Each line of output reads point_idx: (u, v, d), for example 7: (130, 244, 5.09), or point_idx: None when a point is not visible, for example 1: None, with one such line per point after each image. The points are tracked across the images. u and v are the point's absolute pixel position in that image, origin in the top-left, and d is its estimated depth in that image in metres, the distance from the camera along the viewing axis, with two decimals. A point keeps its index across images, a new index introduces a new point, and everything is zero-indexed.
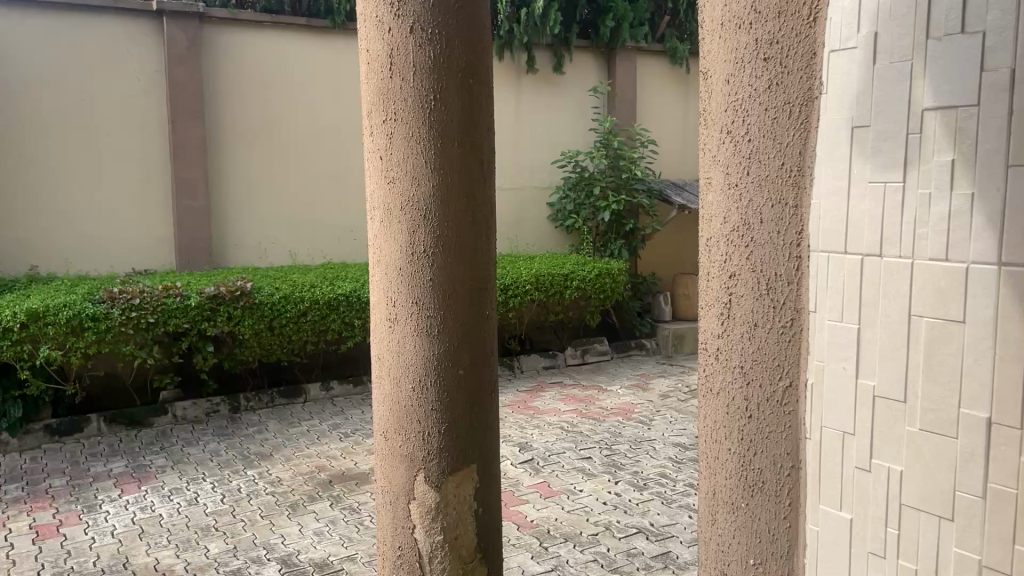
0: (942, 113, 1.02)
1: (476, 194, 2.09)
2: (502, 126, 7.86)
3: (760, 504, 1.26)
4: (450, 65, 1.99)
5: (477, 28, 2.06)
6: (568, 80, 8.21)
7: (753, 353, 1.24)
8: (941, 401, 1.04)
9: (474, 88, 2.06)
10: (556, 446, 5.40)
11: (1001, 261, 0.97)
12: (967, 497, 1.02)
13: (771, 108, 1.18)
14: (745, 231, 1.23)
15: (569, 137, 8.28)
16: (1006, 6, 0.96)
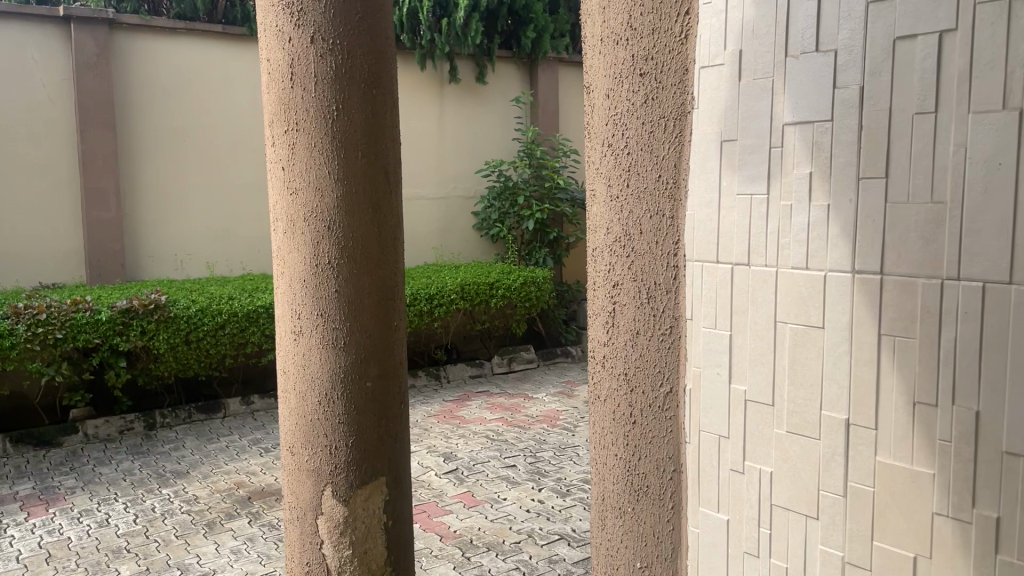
0: (801, 127, 1.06)
1: (382, 204, 2.08)
2: (425, 136, 7.83)
3: (644, 507, 1.33)
4: (352, 75, 1.97)
5: (380, 36, 2.04)
6: (491, 90, 8.23)
7: (636, 359, 1.32)
8: (805, 404, 1.08)
9: (378, 97, 2.04)
10: (481, 455, 5.40)
11: (854, 269, 1.01)
12: (830, 496, 1.06)
13: (647, 123, 1.26)
14: (626, 241, 1.31)
15: (493, 147, 8.29)
16: (854, 25, 1.00)
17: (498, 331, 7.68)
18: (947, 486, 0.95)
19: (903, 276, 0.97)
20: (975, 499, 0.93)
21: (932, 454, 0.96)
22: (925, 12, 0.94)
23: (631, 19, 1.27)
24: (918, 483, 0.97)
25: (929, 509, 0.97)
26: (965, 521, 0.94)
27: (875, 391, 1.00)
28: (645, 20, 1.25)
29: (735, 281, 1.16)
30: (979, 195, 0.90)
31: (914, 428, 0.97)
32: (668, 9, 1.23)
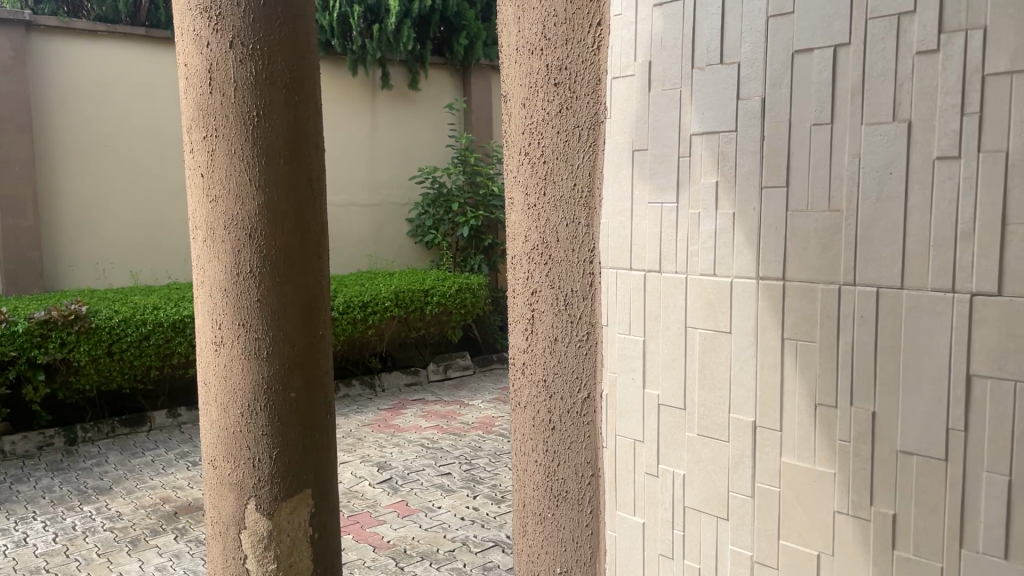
0: (707, 138, 1.08)
1: (306, 212, 2.03)
2: (357, 142, 7.75)
3: (564, 513, 1.35)
4: (273, 81, 1.91)
5: (303, 42, 2.00)
6: (424, 96, 8.18)
7: (555, 366, 1.34)
8: (714, 409, 1.11)
9: (301, 104, 1.99)
10: (415, 464, 5.36)
11: (758, 276, 1.04)
12: (739, 497, 1.09)
13: (562, 132, 1.28)
14: (544, 249, 1.33)
15: (427, 153, 8.24)
16: (755, 39, 1.02)
17: (435, 338, 7.63)
18: (847, 485, 0.98)
19: (804, 281, 1.00)
20: (873, 497, 0.95)
21: (832, 455, 0.99)
22: (820, 27, 0.96)
23: (545, 29, 1.29)
24: (820, 482, 1.00)
25: (831, 507, 0.99)
26: (864, 518, 0.97)
27: (781, 394, 1.03)
28: (558, 30, 1.27)
29: (648, 287, 1.18)
30: (873, 203, 0.93)
31: (817, 430, 1.00)
32: (581, 20, 1.24)
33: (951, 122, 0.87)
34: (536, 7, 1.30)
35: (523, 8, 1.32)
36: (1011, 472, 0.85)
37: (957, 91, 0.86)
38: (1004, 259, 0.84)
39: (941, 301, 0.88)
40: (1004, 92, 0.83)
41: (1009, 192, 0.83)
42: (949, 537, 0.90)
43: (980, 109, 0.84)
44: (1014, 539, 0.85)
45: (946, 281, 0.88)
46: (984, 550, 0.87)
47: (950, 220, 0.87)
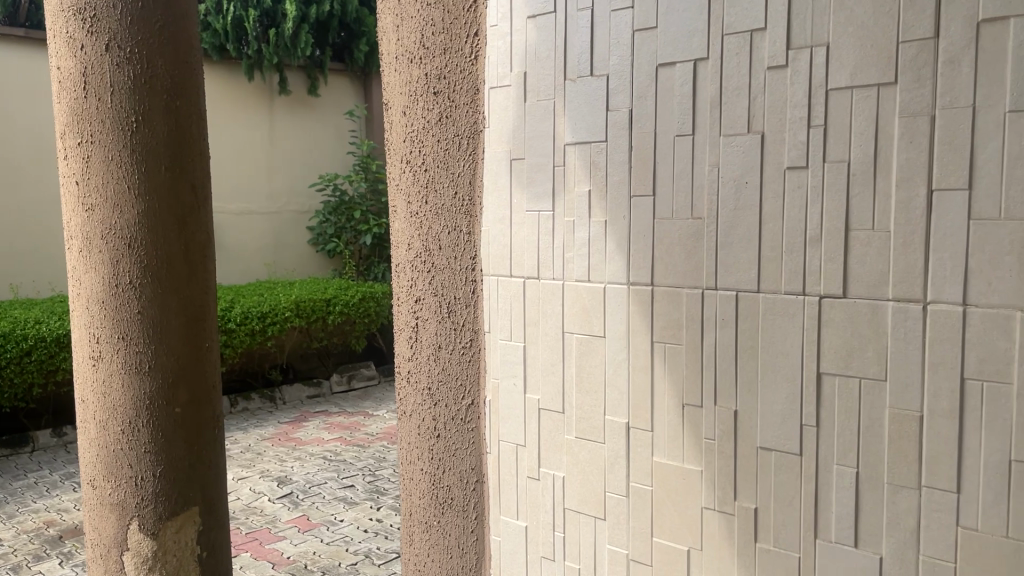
0: (581, 147, 1.11)
1: (192, 221, 1.89)
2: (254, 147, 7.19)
3: (450, 519, 1.35)
4: (153, 85, 1.79)
5: (188, 41, 1.87)
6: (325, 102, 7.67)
7: (440, 374, 1.34)
8: (591, 411, 1.14)
9: (185, 104, 1.86)
10: (317, 477, 5.21)
11: (629, 281, 1.08)
12: (614, 497, 1.12)
13: (442, 141, 1.29)
14: (427, 257, 1.33)
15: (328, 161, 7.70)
16: (623, 53, 1.06)
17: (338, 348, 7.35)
18: (712, 481, 1.02)
19: (670, 286, 1.04)
20: (736, 492, 1.00)
21: (699, 453, 1.03)
22: (680, 42, 1.00)
23: (423, 39, 1.30)
24: (689, 479, 1.04)
25: (698, 503, 1.03)
26: (729, 513, 1.01)
27: (650, 397, 1.07)
28: (436, 40, 1.28)
29: (528, 294, 1.20)
30: (731, 211, 0.97)
31: (685, 429, 1.04)
32: (458, 30, 1.25)
33: (798, 134, 0.91)
34: (415, 16, 1.30)
35: (401, 17, 1.32)
36: (858, 463, 0.89)
37: (803, 105, 0.91)
38: (847, 264, 0.88)
39: (794, 304, 0.93)
40: (845, 105, 0.88)
41: (851, 200, 0.88)
42: (806, 530, 0.94)
43: (825, 122, 0.89)
44: (861, 529, 0.90)
45: (798, 285, 0.92)
46: (836, 539, 0.92)
47: (800, 226, 0.92)
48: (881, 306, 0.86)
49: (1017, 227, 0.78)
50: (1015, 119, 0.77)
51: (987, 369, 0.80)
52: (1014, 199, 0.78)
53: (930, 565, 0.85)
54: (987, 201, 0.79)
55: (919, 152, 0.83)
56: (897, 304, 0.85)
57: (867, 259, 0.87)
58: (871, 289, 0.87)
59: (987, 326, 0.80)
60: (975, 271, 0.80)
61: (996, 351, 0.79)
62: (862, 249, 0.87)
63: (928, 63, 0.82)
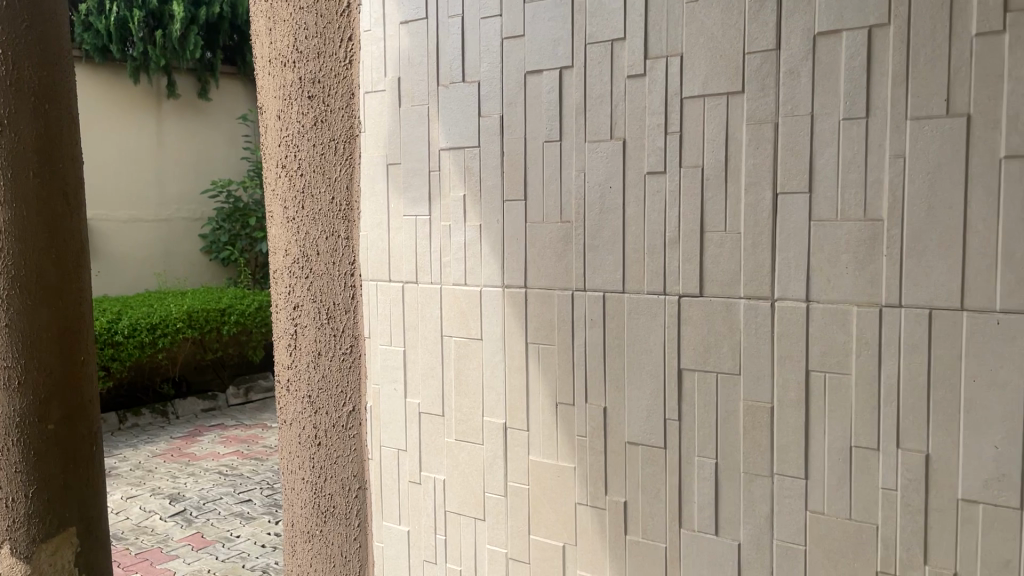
0: (454, 151, 1.12)
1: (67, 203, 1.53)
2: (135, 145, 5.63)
3: (333, 528, 1.33)
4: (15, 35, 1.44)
5: (54, 23, 1.51)
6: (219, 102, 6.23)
7: (319, 381, 1.32)
8: (470, 412, 1.15)
9: (57, 96, 1.51)
10: (212, 493, 4.26)
11: (503, 283, 1.10)
12: (493, 497, 1.13)
13: (318, 145, 1.28)
14: (304, 263, 1.31)
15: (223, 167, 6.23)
16: (493, 60, 1.08)
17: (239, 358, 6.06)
18: (585, 477, 1.04)
19: (543, 288, 1.06)
20: (607, 487, 1.03)
21: (572, 449, 1.05)
22: (547, 50, 1.03)
23: (296, 42, 1.28)
24: (563, 476, 1.06)
25: (573, 498, 1.06)
26: (601, 507, 1.03)
27: (527, 397, 1.09)
28: (311, 43, 1.27)
29: (406, 299, 1.20)
30: (597, 214, 1.01)
31: (557, 426, 1.06)
32: (333, 34, 1.25)
33: (657, 140, 0.95)
34: (288, 19, 1.29)
35: (274, 20, 1.31)
36: (717, 455, 0.94)
37: (660, 113, 0.95)
38: (704, 263, 0.93)
39: (656, 303, 0.97)
40: (698, 114, 0.92)
41: (706, 205, 0.92)
42: (672, 521, 0.98)
43: (680, 129, 0.93)
44: (721, 517, 0.94)
45: (659, 285, 0.96)
46: (700, 528, 0.96)
47: (660, 229, 0.96)
48: (736, 304, 0.91)
49: (853, 227, 0.83)
50: (849, 126, 0.82)
51: (829, 361, 0.85)
52: (848, 202, 0.83)
53: (783, 548, 0.90)
54: (825, 204, 0.84)
55: (765, 158, 0.88)
56: (748, 302, 0.90)
57: (721, 258, 0.92)
58: (724, 288, 0.92)
59: (828, 321, 0.85)
60: (817, 269, 0.85)
61: (836, 344, 0.84)
62: (716, 250, 0.92)
63: (771, 74, 0.87)
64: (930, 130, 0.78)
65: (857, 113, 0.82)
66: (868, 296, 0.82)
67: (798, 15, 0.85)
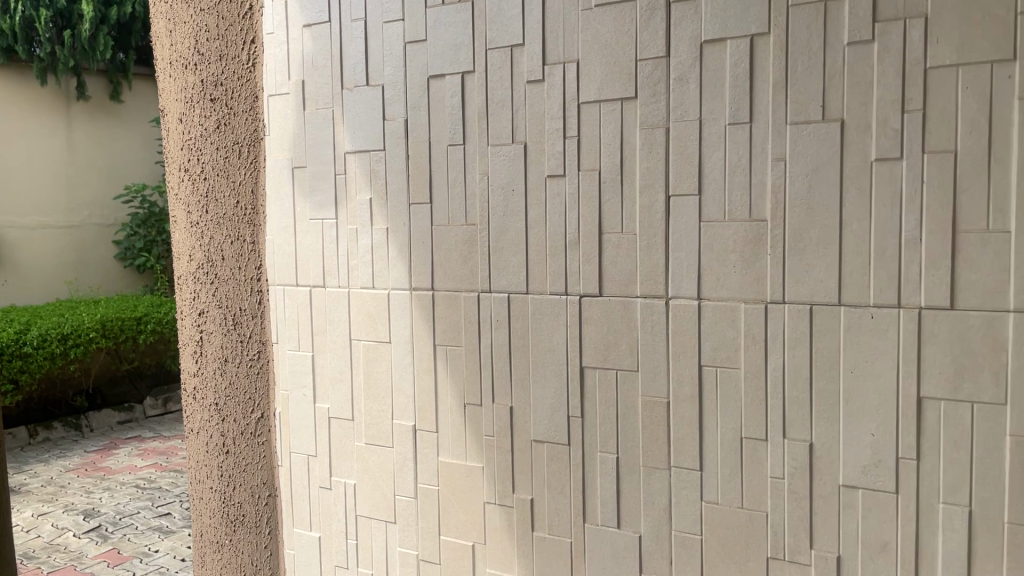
0: (359, 154, 1.13)
1: None
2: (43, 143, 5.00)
3: (243, 537, 1.31)
4: None
5: None
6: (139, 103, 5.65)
7: (226, 388, 1.30)
8: (379, 416, 1.15)
9: None
10: (129, 507, 3.90)
11: (411, 286, 1.10)
12: (404, 499, 1.13)
13: (221, 148, 1.26)
14: (209, 268, 1.29)
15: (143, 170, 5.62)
16: (397, 64, 1.08)
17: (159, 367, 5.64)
18: (493, 477, 1.06)
19: (449, 290, 1.07)
20: (515, 485, 1.04)
21: (480, 448, 1.07)
22: (449, 55, 1.04)
23: (198, 44, 1.26)
24: (471, 476, 1.07)
25: (481, 498, 1.07)
26: (508, 505, 1.05)
27: (435, 399, 1.09)
28: (211, 45, 1.25)
29: (313, 303, 1.19)
30: (500, 217, 1.02)
31: (466, 427, 1.07)
32: (234, 36, 1.23)
33: (556, 144, 0.97)
34: (188, 21, 1.27)
35: (174, 22, 1.29)
36: (618, 450, 0.96)
37: (559, 117, 0.97)
38: (602, 264, 0.96)
39: (558, 304, 0.99)
40: (594, 119, 0.95)
41: (603, 207, 0.95)
42: (577, 516, 1.00)
43: (578, 133, 0.96)
44: (623, 511, 0.97)
45: (560, 286, 0.99)
46: (603, 522, 0.98)
47: (560, 231, 0.98)
48: (633, 303, 0.94)
49: (739, 227, 0.86)
50: (734, 130, 0.86)
51: (720, 356, 0.88)
52: (735, 203, 0.87)
53: (682, 538, 0.93)
54: (714, 205, 0.88)
55: (657, 162, 0.91)
56: (644, 301, 0.93)
57: (619, 259, 0.94)
58: (623, 288, 0.94)
59: (718, 318, 0.88)
60: (707, 268, 0.89)
61: (726, 340, 0.88)
62: (614, 250, 0.94)
63: (662, 79, 0.90)
64: (808, 134, 0.82)
65: (741, 118, 0.85)
66: (755, 294, 0.86)
67: (686, 23, 0.88)
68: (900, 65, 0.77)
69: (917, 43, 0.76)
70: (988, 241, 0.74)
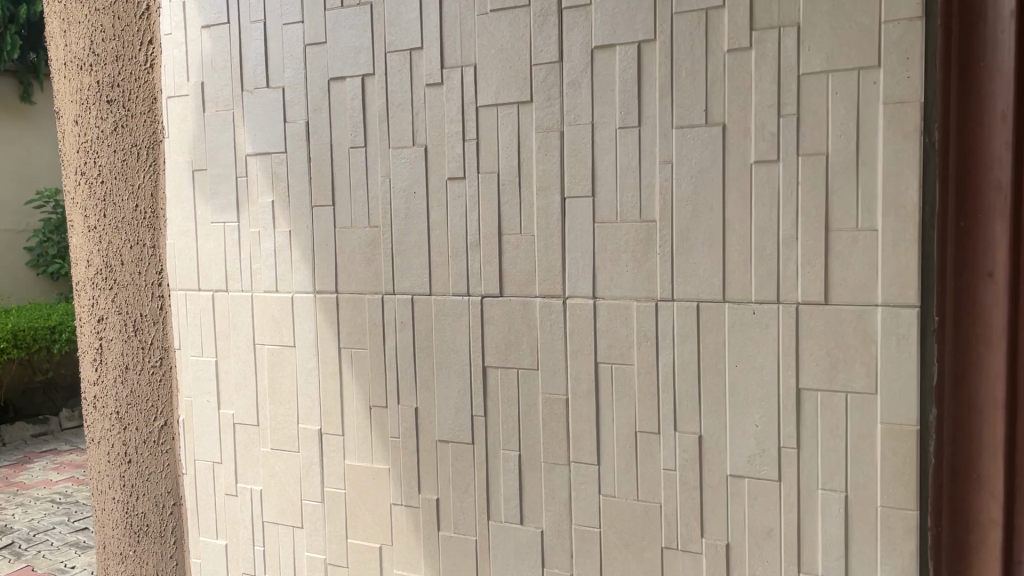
0: (260, 157, 1.12)
1: None
2: None
3: (147, 548, 1.28)
4: None
5: None
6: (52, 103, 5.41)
7: (128, 396, 1.27)
8: (284, 421, 1.14)
9: None
10: (43, 523, 3.74)
11: (315, 289, 1.10)
12: (311, 504, 1.13)
13: (119, 151, 1.23)
14: (108, 273, 1.26)
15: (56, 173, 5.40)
16: (297, 66, 1.08)
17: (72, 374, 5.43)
18: (399, 478, 1.06)
19: (353, 293, 1.07)
20: (421, 486, 1.05)
21: (386, 450, 1.07)
22: (349, 58, 1.04)
23: (93, 45, 1.24)
24: (377, 478, 1.07)
25: (387, 499, 1.07)
26: (414, 506, 1.05)
27: (340, 402, 1.09)
28: (107, 46, 1.23)
29: (216, 308, 1.18)
30: (403, 219, 1.03)
31: (372, 429, 1.07)
32: (130, 37, 1.21)
33: (456, 147, 0.98)
34: (83, 21, 1.24)
35: (67, 22, 1.25)
36: (519, 447, 0.98)
37: (457, 120, 0.98)
38: (502, 264, 0.97)
39: (461, 305, 1.00)
40: (492, 121, 0.96)
41: (502, 207, 0.96)
42: (481, 514, 1.01)
43: (476, 136, 0.97)
44: (525, 507, 0.98)
45: (463, 286, 1.00)
46: (506, 519, 0.99)
47: (461, 232, 0.99)
48: (532, 303, 0.95)
49: (630, 227, 0.89)
50: (624, 134, 0.88)
51: (615, 353, 0.91)
52: (626, 205, 0.89)
53: (581, 532, 0.95)
54: (607, 207, 0.90)
55: (553, 164, 0.93)
56: (543, 301, 0.95)
57: (518, 260, 0.96)
58: (522, 287, 0.96)
59: (612, 316, 0.91)
60: (601, 267, 0.91)
61: (620, 337, 0.90)
62: (513, 251, 0.96)
63: (556, 84, 0.92)
64: (692, 138, 0.85)
65: (630, 122, 0.88)
66: (646, 291, 0.89)
67: (577, 29, 0.90)
68: (776, 71, 0.81)
69: (791, 51, 0.80)
70: (857, 239, 0.78)
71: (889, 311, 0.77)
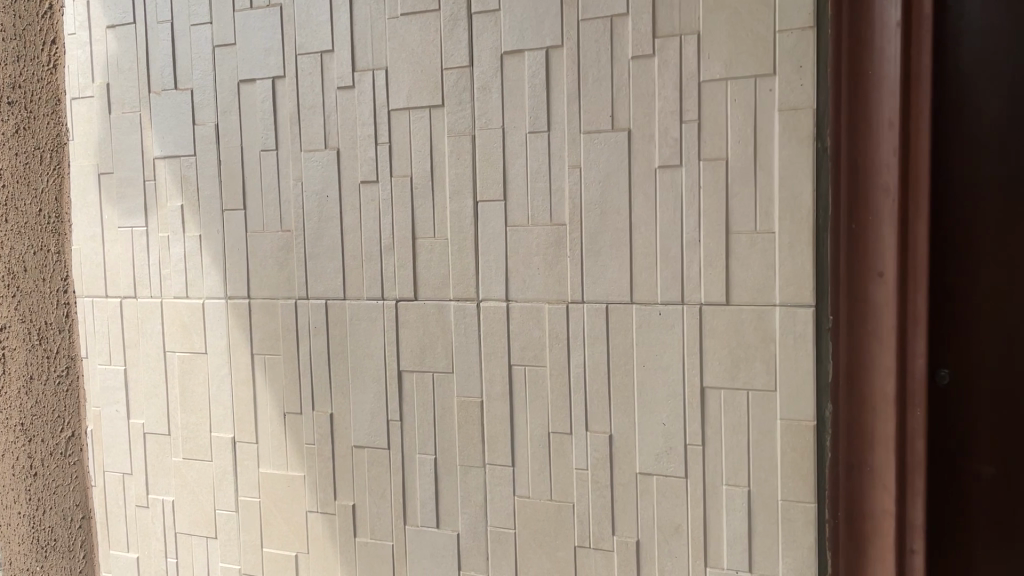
0: (169, 161, 1.09)
1: None
2: None
3: (54, 563, 1.23)
4: None
5: None
6: None
7: (32, 407, 1.22)
8: (197, 429, 1.12)
9: None
10: None
11: (227, 295, 1.08)
12: (225, 513, 1.11)
13: (21, 153, 1.19)
14: (10, 280, 1.21)
15: None
16: (205, 67, 1.06)
17: None
18: (314, 485, 1.05)
19: (266, 298, 1.06)
20: (337, 492, 1.04)
21: (301, 456, 1.06)
22: (259, 60, 1.03)
23: None
24: (292, 485, 1.06)
25: (303, 507, 1.06)
26: (330, 512, 1.05)
27: (254, 409, 1.08)
28: (7, 45, 1.19)
29: (124, 316, 1.15)
30: (316, 223, 1.02)
31: (287, 435, 1.06)
32: (31, 37, 1.17)
33: (369, 151, 0.98)
34: None
35: None
36: (435, 451, 0.98)
37: (370, 123, 0.98)
38: (416, 269, 0.97)
39: (375, 309, 1.00)
40: (404, 125, 0.96)
41: (415, 211, 0.96)
42: (397, 519, 1.01)
43: (389, 140, 0.97)
44: (441, 510, 0.98)
45: (377, 290, 0.99)
46: (423, 523, 0.99)
47: (375, 236, 0.99)
48: (446, 307, 0.96)
49: (541, 231, 0.90)
50: (534, 139, 0.90)
51: (528, 355, 0.92)
52: (537, 209, 0.90)
53: (496, 534, 0.95)
54: (518, 210, 0.91)
55: (465, 168, 0.93)
56: (457, 304, 0.95)
57: (432, 264, 0.96)
58: (437, 291, 0.96)
59: (525, 318, 0.91)
60: (513, 270, 0.92)
61: (533, 339, 0.91)
62: (427, 255, 0.96)
63: (467, 88, 0.92)
64: (599, 142, 0.86)
65: (540, 126, 0.89)
66: (556, 294, 0.90)
67: (487, 34, 0.91)
68: (677, 77, 0.83)
69: (692, 58, 0.82)
70: (756, 241, 0.81)
71: (786, 311, 0.80)
